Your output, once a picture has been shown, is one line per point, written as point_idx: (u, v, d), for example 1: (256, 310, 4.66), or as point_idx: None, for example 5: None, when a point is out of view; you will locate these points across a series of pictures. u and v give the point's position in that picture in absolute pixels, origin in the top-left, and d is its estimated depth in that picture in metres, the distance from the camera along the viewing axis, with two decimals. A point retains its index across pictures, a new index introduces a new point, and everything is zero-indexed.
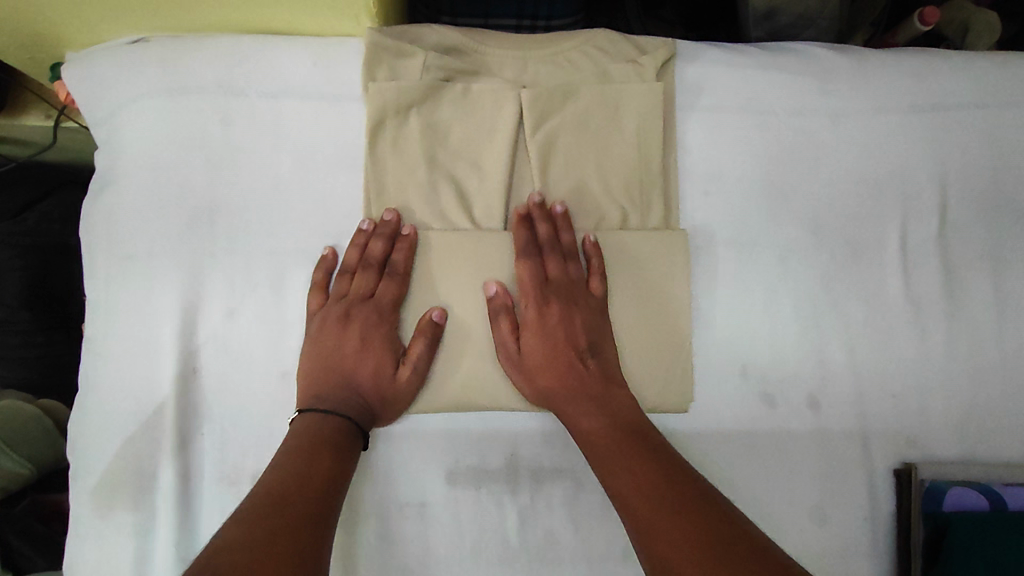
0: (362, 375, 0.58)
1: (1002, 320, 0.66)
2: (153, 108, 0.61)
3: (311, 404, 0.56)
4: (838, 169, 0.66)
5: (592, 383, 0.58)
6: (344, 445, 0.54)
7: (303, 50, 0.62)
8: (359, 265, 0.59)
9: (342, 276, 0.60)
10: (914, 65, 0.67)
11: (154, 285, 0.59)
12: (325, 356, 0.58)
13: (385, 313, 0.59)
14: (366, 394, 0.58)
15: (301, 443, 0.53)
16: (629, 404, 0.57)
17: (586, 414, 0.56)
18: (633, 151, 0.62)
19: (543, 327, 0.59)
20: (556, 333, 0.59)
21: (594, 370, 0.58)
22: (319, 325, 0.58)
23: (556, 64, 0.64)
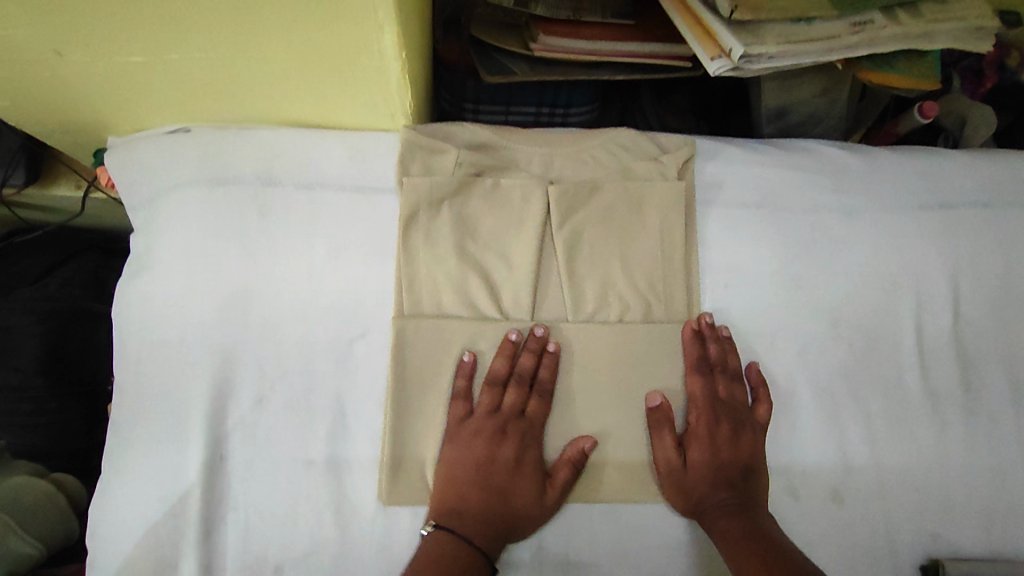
0: (515, 493, 0.58)
1: (1017, 414, 0.67)
2: (192, 196, 0.63)
3: (452, 522, 0.56)
4: (854, 263, 0.68)
5: (706, 485, 0.60)
6: (477, 560, 0.55)
7: (340, 144, 0.65)
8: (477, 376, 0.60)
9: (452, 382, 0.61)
10: (920, 165, 0.71)
11: (186, 372, 0.60)
12: (472, 471, 0.58)
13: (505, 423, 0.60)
14: (517, 513, 0.58)
15: (442, 561, 0.54)
16: (729, 518, 0.57)
17: (729, 522, 0.57)
18: (656, 245, 0.65)
19: (715, 438, 0.61)
20: (719, 447, 0.61)
21: (746, 491, 0.60)
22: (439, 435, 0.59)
23: (581, 160, 0.67)
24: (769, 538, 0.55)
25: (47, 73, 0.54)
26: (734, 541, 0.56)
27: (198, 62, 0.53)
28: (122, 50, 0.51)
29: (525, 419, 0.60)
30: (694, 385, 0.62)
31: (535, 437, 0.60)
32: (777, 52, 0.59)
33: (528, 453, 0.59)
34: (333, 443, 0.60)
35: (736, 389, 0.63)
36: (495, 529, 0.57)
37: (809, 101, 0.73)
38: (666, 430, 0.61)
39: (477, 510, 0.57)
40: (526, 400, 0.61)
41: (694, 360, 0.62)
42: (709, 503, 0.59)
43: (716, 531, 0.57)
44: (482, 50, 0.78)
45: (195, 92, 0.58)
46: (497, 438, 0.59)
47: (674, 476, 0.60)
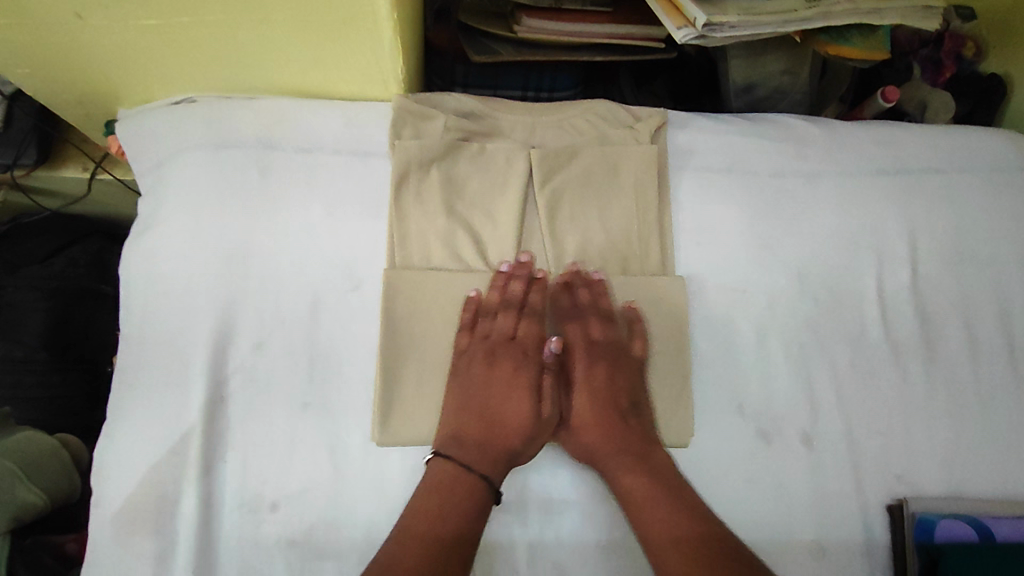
0: (508, 410, 0.63)
1: (973, 363, 0.71)
2: (198, 158, 0.67)
3: (454, 446, 0.61)
4: (818, 223, 0.73)
5: (588, 420, 0.64)
6: (482, 483, 0.60)
7: (337, 112, 0.69)
8: (501, 306, 0.65)
9: (486, 318, 0.65)
10: (877, 134, 0.76)
11: (189, 320, 0.63)
12: (470, 397, 0.63)
13: (528, 350, 0.66)
14: (512, 425, 0.63)
15: (450, 486, 0.59)
16: (604, 455, 0.63)
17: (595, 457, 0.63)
18: (632, 205, 0.69)
19: (593, 378, 0.66)
20: (596, 387, 0.65)
21: (632, 427, 0.64)
22: (468, 365, 0.64)
23: (561, 128, 0.72)
24: (670, 480, 0.60)
25: (67, 38, 0.59)
26: (612, 477, 0.62)
27: (208, 27, 0.58)
28: (137, 14, 0.56)
29: (518, 342, 0.66)
30: (608, 331, 0.66)
31: (527, 356, 0.66)
32: (737, 22, 0.64)
33: (523, 371, 0.65)
34: (328, 387, 0.63)
35: (603, 329, 0.66)
36: (498, 444, 0.62)
37: (775, 76, 0.79)
38: (549, 374, 0.66)
39: (478, 435, 0.62)
40: (518, 325, 0.66)
41: (567, 311, 0.67)
42: (584, 438, 0.64)
43: (617, 476, 0.61)
44: (470, 33, 0.84)
45: (202, 58, 0.63)
46: (489, 363, 0.64)
47: (565, 414, 0.65)
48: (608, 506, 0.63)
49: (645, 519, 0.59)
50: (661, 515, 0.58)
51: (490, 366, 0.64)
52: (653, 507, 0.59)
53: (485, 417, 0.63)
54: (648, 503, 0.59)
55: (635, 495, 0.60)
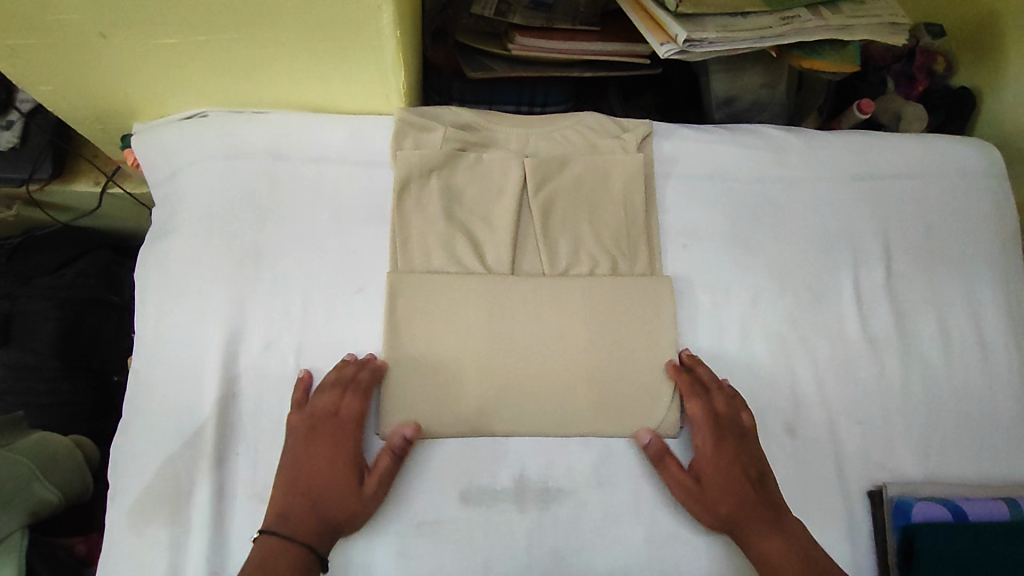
0: (332, 496, 0.62)
1: (946, 356, 0.75)
2: (210, 169, 0.71)
3: (275, 525, 0.61)
4: (796, 226, 0.77)
5: (731, 501, 0.65)
6: (301, 555, 0.60)
7: (342, 125, 0.73)
8: (331, 385, 0.64)
9: (319, 394, 0.64)
10: (849, 142, 0.81)
11: (202, 321, 0.67)
12: (290, 472, 0.62)
13: (348, 429, 0.64)
14: (336, 514, 0.61)
15: (263, 566, 0.59)
16: (761, 530, 0.64)
17: (743, 523, 0.65)
18: (621, 209, 0.73)
19: (723, 454, 0.66)
20: (724, 467, 0.66)
21: (761, 499, 0.65)
22: (292, 439, 0.63)
23: (553, 138, 0.76)
24: (801, 549, 0.63)
25: (91, 57, 0.63)
26: (763, 561, 0.63)
27: (223, 45, 0.62)
28: (158, 34, 0.60)
29: (339, 420, 0.64)
30: (728, 409, 0.67)
31: (348, 435, 0.64)
32: (716, 38, 0.69)
33: (345, 451, 0.63)
34: None
35: (741, 414, 0.68)
36: (313, 523, 0.61)
37: (755, 89, 0.83)
38: (669, 459, 0.66)
39: (302, 512, 0.61)
40: (340, 400, 0.64)
41: (689, 386, 0.68)
42: (734, 520, 0.65)
43: (747, 535, 0.65)
44: (467, 52, 0.89)
45: (216, 75, 0.67)
46: (309, 438, 0.63)
47: (692, 493, 0.65)
48: (604, 495, 0.66)
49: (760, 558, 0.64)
50: (787, 559, 0.63)
51: (308, 442, 0.63)
52: (773, 540, 0.64)
53: (311, 502, 0.62)
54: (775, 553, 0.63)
55: (765, 553, 0.64)
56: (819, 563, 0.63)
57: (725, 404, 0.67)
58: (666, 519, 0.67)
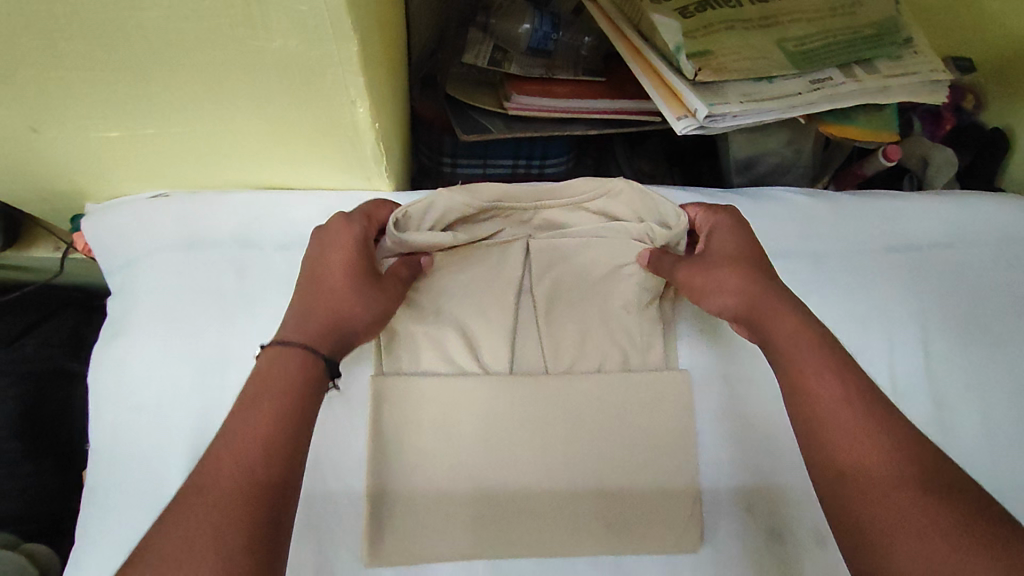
0: (352, 308, 0.56)
1: (993, 450, 0.68)
2: (171, 260, 0.63)
3: (292, 339, 0.53)
4: (827, 309, 0.69)
5: (766, 304, 0.56)
6: (299, 354, 0.52)
7: (318, 203, 0.66)
8: (354, 225, 0.60)
9: (340, 224, 0.60)
10: (880, 208, 0.74)
11: (165, 435, 0.60)
12: (312, 269, 0.58)
13: (360, 246, 0.58)
14: (355, 319, 0.56)
15: (282, 370, 0.50)
16: (813, 357, 0.52)
17: (791, 368, 0.52)
18: (631, 296, 0.66)
19: (749, 239, 0.62)
20: (751, 249, 0.61)
21: (820, 334, 0.53)
22: (320, 253, 0.58)
23: (555, 217, 0.70)
24: (868, 382, 0.50)
25: (23, 148, 0.55)
26: (817, 376, 0.51)
27: (176, 137, 0.54)
28: (98, 127, 0.52)
29: (363, 250, 0.58)
30: (737, 235, 0.62)
31: (366, 265, 0.58)
32: (740, 111, 0.61)
33: (360, 261, 0.58)
34: (312, 505, 0.59)
35: (800, 314, 0.55)
36: (322, 322, 0.55)
37: (777, 151, 0.76)
38: (701, 271, 0.60)
39: (315, 331, 0.54)
40: (346, 247, 0.58)
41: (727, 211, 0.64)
42: (758, 309, 0.56)
43: (807, 401, 0.50)
44: (458, 107, 0.80)
45: (174, 162, 0.59)
46: (344, 263, 0.57)
47: (715, 291, 0.59)
48: None
49: (882, 514, 0.44)
50: (894, 475, 0.45)
51: (328, 256, 0.58)
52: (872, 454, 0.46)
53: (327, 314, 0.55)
54: (879, 461, 0.46)
55: (832, 423, 0.49)
56: (888, 416, 0.48)
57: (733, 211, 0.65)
58: None
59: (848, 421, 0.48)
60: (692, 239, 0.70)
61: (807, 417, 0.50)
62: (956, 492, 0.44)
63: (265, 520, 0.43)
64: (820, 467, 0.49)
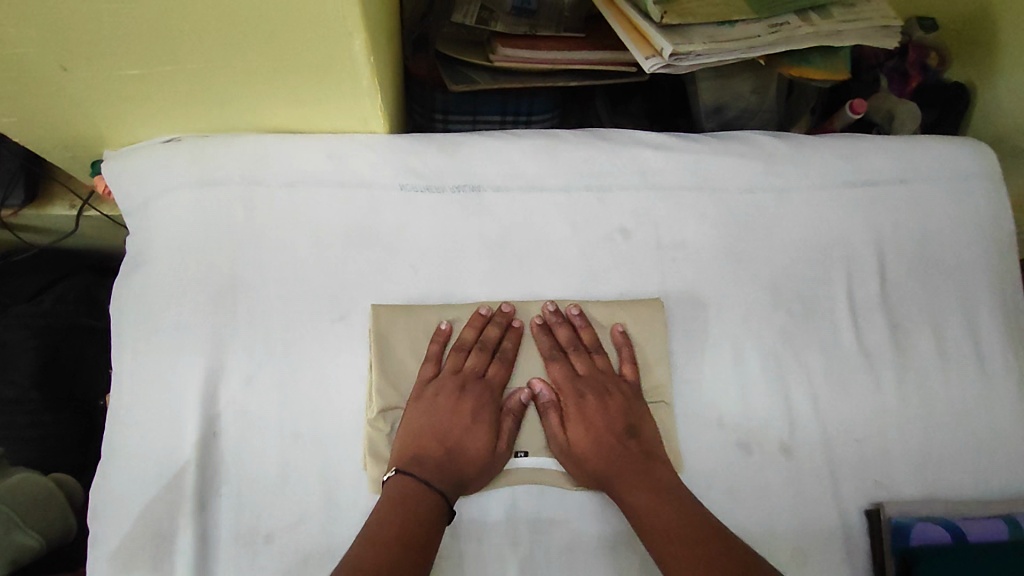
0: (469, 446, 0.64)
1: (942, 366, 0.74)
2: (186, 198, 0.68)
3: (410, 468, 0.61)
4: (788, 240, 0.75)
5: (596, 457, 0.64)
6: (435, 504, 0.60)
7: (319, 146, 0.71)
8: (474, 345, 0.68)
9: (458, 352, 0.68)
10: (841, 146, 0.79)
11: (182, 354, 0.65)
12: (430, 425, 0.64)
13: (494, 391, 0.67)
14: (471, 464, 0.63)
15: (402, 511, 0.58)
16: (640, 494, 0.62)
17: (610, 473, 0.64)
18: (607, 230, 0.73)
19: (586, 408, 0.66)
20: (594, 415, 0.66)
21: (633, 452, 0.65)
22: (434, 392, 0.66)
23: (541, 156, 0.74)
24: (683, 506, 0.60)
25: (51, 89, 0.60)
26: (642, 521, 0.60)
27: (190, 74, 0.60)
28: (120, 65, 0.57)
29: (484, 380, 0.67)
30: (558, 372, 0.68)
31: (494, 397, 0.67)
32: (704, 51, 0.67)
33: (484, 409, 0.66)
34: (319, 417, 0.65)
35: (584, 388, 0.67)
36: (452, 476, 0.62)
37: (745, 96, 0.82)
38: (553, 421, 0.66)
39: (439, 462, 0.63)
40: (486, 365, 0.68)
41: (547, 351, 0.68)
42: (610, 486, 0.63)
43: (623, 497, 0.62)
44: (449, 63, 0.86)
45: (187, 102, 0.65)
46: (456, 395, 0.66)
47: (564, 452, 0.65)
48: (597, 522, 0.66)
49: (679, 557, 0.57)
50: (669, 524, 0.59)
51: (456, 396, 0.66)
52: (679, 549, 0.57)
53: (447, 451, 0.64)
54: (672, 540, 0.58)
55: (659, 534, 0.59)
56: (686, 507, 0.60)
57: (558, 368, 0.68)
58: None
59: (674, 536, 0.58)
60: (665, 177, 0.75)
61: (634, 512, 0.61)
62: (721, 537, 0.58)
63: (423, 521, 0.58)
64: (653, 539, 0.59)
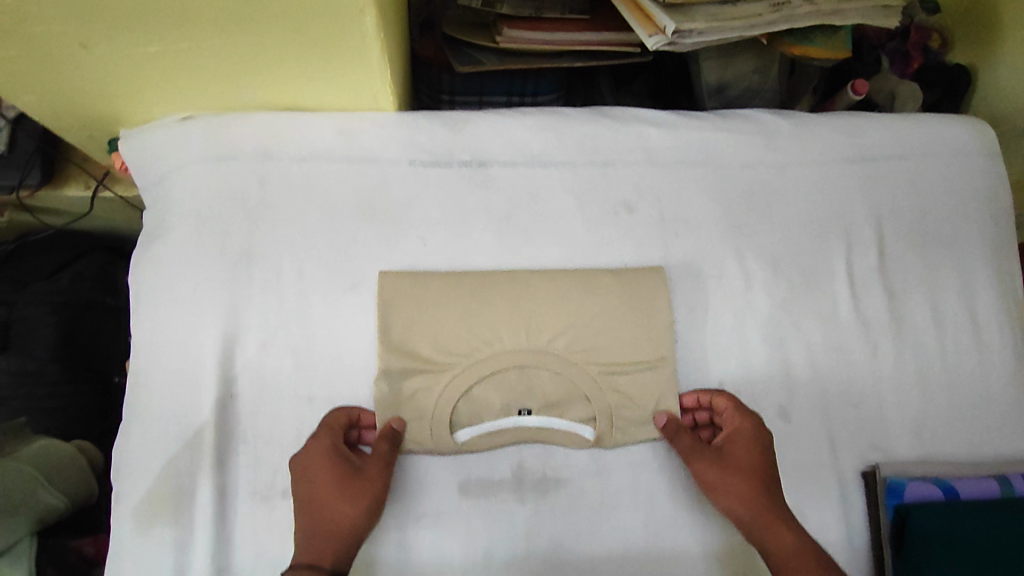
0: (330, 520, 0.60)
1: (939, 336, 0.76)
2: (202, 172, 0.71)
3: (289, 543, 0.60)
4: (788, 213, 0.77)
5: (753, 491, 0.64)
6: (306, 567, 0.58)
7: (330, 122, 0.73)
8: (323, 430, 0.64)
9: (312, 439, 0.63)
10: (842, 121, 0.80)
11: (199, 322, 0.67)
12: (306, 509, 0.61)
13: (335, 435, 0.64)
14: (335, 535, 0.59)
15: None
16: (786, 552, 0.61)
17: (762, 527, 0.62)
18: (610, 203, 0.75)
19: (762, 467, 0.65)
20: (760, 462, 0.65)
21: (782, 498, 0.64)
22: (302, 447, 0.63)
23: (546, 132, 0.76)
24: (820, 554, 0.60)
25: (72, 66, 0.63)
26: (785, 574, 0.60)
27: (206, 51, 0.62)
28: (140, 42, 0.60)
29: (325, 434, 0.63)
30: (752, 437, 0.66)
31: (328, 442, 0.63)
32: (705, 28, 0.69)
33: (319, 452, 0.62)
34: (331, 382, 0.67)
35: (759, 421, 0.67)
36: (336, 543, 0.59)
37: (747, 75, 0.84)
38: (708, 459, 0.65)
39: (292, 533, 0.60)
40: (329, 422, 0.64)
41: (739, 405, 0.68)
42: (752, 532, 0.63)
43: (764, 544, 0.62)
44: (454, 43, 0.87)
45: (203, 79, 0.67)
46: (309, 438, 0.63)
47: (717, 470, 0.64)
48: (600, 483, 0.68)
49: None
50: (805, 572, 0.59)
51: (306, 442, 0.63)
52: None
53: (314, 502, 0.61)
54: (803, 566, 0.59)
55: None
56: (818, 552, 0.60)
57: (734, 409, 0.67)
58: (661, 503, 0.68)
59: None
60: (668, 152, 0.77)
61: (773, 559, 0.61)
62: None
63: None
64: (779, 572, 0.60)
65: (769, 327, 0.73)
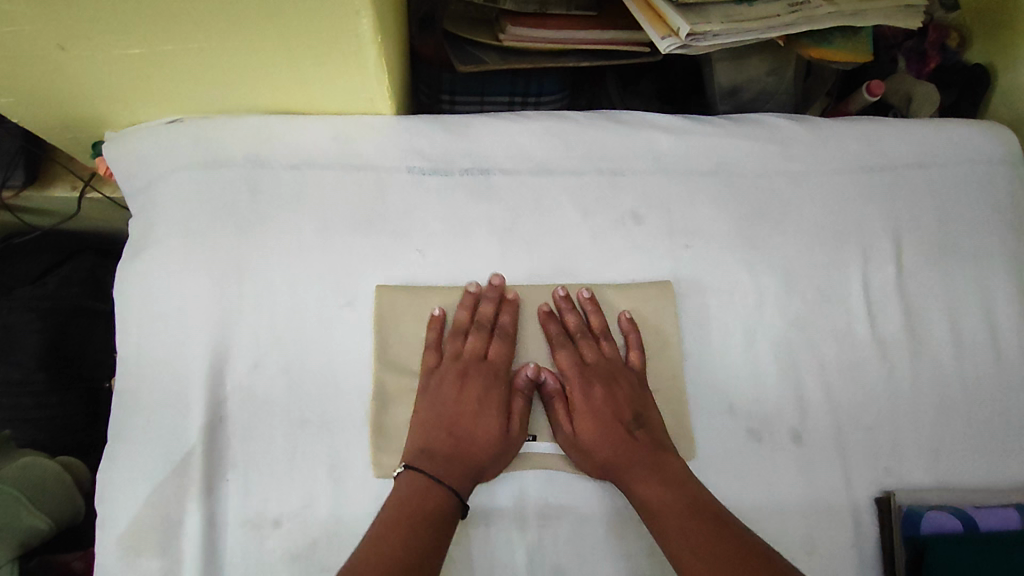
0: (473, 444, 0.62)
1: (958, 354, 0.73)
2: (188, 180, 0.67)
3: (419, 460, 0.60)
4: (803, 226, 0.73)
5: (603, 440, 0.62)
6: (444, 496, 0.58)
7: (324, 128, 0.70)
8: (470, 326, 0.66)
9: (455, 338, 0.66)
10: (860, 130, 0.77)
11: (187, 340, 0.64)
12: (432, 416, 0.63)
13: (499, 372, 0.65)
14: (480, 457, 0.61)
15: (410, 502, 0.57)
16: (652, 486, 0.60)
17: (630, 467, 0.61)
18: (618, 216, 0.71)
19: (593, 399, 0.64)
20: (599, 407, 0.64)
21: (643, 442, 0.62)
22: (439, 382, 0.64)
23: (551, 140, 0.73)
24: (692, 494, 0.59)
25: (48, 68, 0.59)
26: (659, 512, 0.58)
27: (190, 53, 0.58)
28: (121, 44, 0.56)
29: (487, 363, 0.65)
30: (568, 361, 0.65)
31: (495, 377, 0.64)
32: (721, 31, 0.65)
33: (492, 392, 0.64)
34: (324, 403, 0.64)
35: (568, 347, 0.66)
36: (461, 466, 0.61)
37: (760, 78, 0.81)
38: (551, 378, 0.65)
39: (445, 454, 0.61)
40: (487, 345, 0.66)
41: (556, 335, 0.66)
42: (620, 473, 0.62)
43: (634, 488, 0.61)
44: (456, 42, 0.83)
45: (189, 82, 0.63)
46: (460, 381, 0.64)
47: (571, 442, 0.64)
48: (606, 510, 0.65)
49: (680, 542, 0.56)
50: (675, 514, 0.58)
51: (461, 385, 0.64)
52: (660, 498, 0.59)
53: (448, 431, 0.62)
54: (656, 495, 0.59)
55: (667, 516, 0.58)
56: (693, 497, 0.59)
57: (571, 358, 0.66)
58: None
59: (671, 518, 0.57)
60: (678, 161, 0.74)
61: (642, 499, 0.60)
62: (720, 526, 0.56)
63: (424, 516, 0.57)
64: (654, 516, 0.59)
65: (781, 347, 0.71)
